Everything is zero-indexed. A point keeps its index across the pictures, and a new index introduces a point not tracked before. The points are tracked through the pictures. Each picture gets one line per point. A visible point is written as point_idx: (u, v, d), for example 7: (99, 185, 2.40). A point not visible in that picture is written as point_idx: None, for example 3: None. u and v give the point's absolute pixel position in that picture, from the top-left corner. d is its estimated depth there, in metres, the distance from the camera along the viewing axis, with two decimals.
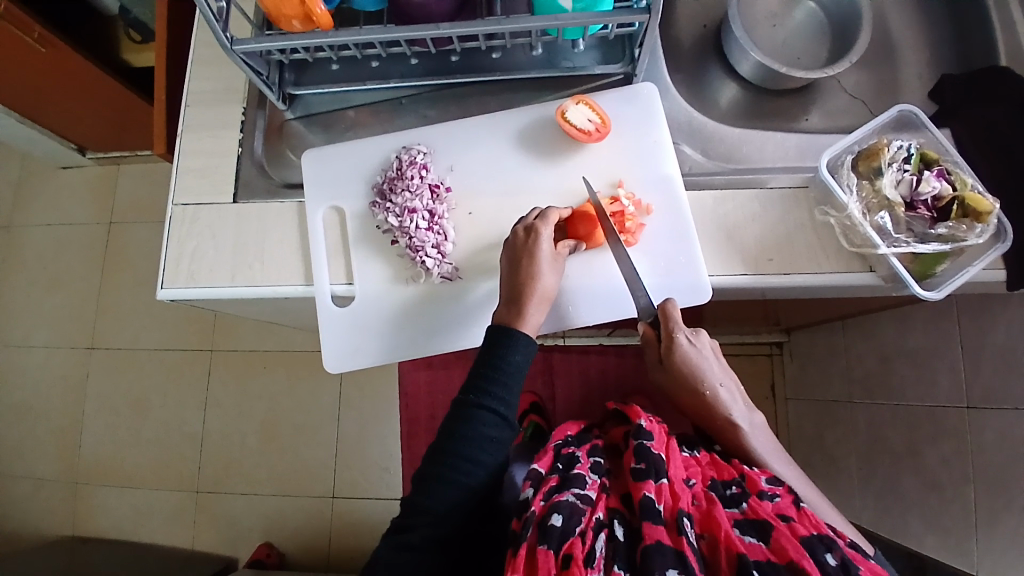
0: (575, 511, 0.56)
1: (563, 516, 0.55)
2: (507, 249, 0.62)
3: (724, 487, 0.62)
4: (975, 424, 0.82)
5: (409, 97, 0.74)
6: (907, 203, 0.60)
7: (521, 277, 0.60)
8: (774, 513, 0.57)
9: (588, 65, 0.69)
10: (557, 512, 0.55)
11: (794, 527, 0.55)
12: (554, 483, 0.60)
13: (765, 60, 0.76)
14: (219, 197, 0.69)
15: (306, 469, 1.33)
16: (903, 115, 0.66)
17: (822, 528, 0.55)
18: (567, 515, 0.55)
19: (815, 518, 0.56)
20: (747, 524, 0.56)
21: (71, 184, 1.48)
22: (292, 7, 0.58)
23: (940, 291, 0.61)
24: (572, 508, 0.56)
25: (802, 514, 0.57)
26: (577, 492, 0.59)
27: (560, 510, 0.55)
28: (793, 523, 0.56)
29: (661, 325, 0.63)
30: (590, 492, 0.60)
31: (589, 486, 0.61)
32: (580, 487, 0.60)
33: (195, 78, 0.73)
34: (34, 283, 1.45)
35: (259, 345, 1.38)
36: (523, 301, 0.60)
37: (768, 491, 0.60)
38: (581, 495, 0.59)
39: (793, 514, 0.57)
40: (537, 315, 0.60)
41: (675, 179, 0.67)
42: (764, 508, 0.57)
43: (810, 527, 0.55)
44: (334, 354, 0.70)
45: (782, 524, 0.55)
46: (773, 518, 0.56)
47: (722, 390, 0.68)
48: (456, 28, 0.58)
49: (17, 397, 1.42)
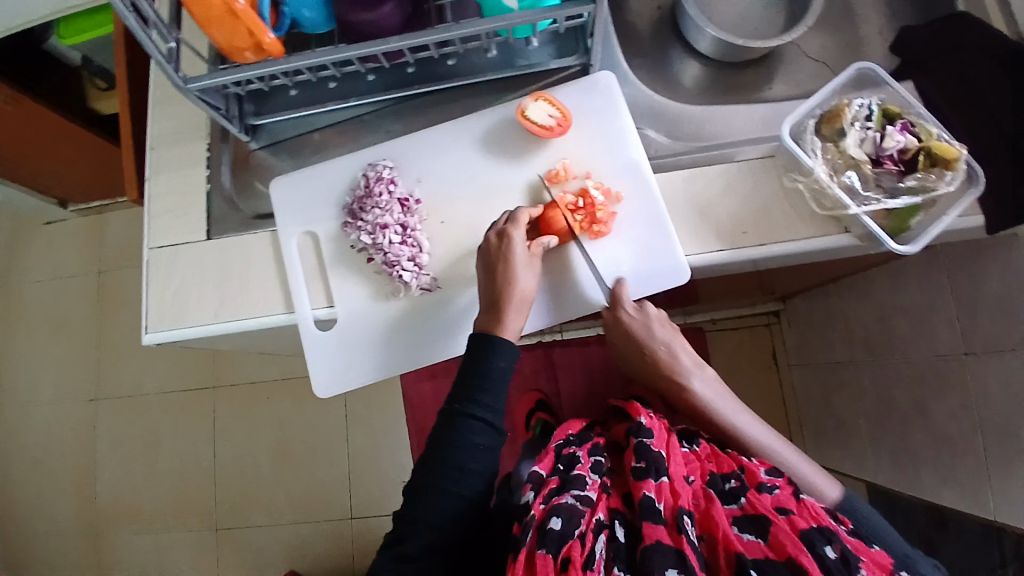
0: (575, 514, 0.56)
1: (562, 519, 0.55)
2: (481, 255, 0.62)
3: (723, 481, 0.62)
4: (976, 372, 0.82)
5: (370, 113, 0.73)
6: (874, 159, 0.60)
7: (498, 284, 0.60)
8: (773, 506, 0.58)
9: (544, 61, 0.70)
10: (557, 516, 0.56)
11: (794, 520, 0.56)
12: (554, 486, 0.61)
13: (721, 35, 0.76)
14: (192, 235, 0.70)
15: (321, 493, 1.33)
16: (862, 73, 0.66)
17: (822, 519, 0.56)
18: (566, 519, 0.55)
19: (815, 509, 0.57)
20: (746, 520, 0.57)
21: (54, 237, 1.48)
22: (242, 39, 0.58)
23: (916, 244, 0.61)
24: (571, 511, 0.56)
25: (802, 505, 0.57)
26: (577, 494, 0.59)
27: (559, 514, 0.56)
28: (792, 516, 0.56)
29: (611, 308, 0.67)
30: (591, 493, 0.60)
31: (590, 486, 0.61)
32: (580, 489, 0.60)
33: (157, 121, 0.73)
34: (32, 339, 1.46)
35: (261, 376, 1.38)
36: (503, 306, 0.60)
37: (768, 482, 0.60)
38: (581, 496, 0.59)
39: (792, 506, 0.57)
40: (516, 320, 0.60)
41: (642, 164, 0.67)
42: (763, 502, 0.58)
43: (809, 519, 0.56)
44: (325, 377, 0.70)
45: (780, 518, 0.56)
46: (771, 513, 0.56)
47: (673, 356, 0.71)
48: (406, 40, 0.58)
49: (29, 454, 1.43)
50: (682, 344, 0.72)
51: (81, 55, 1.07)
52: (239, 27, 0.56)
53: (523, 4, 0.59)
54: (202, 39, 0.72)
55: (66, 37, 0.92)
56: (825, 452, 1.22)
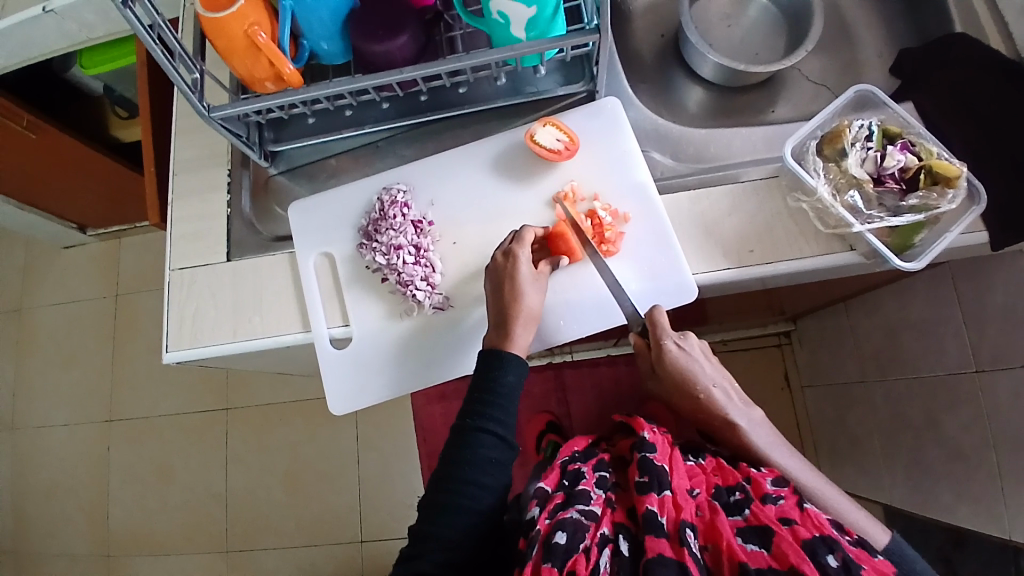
0: (580, 528, 0.57)
1: (567, 533, 0.56)
2: (489, 275, 0.64)
3: (728, 494, 0.62)
4: (988, 387, 0.82)
5: (385, 139, 0.76)
6: (876, 178, 0.61)
7: (506, 302, 0.62)
8: (777, 517, 0.58)
9: (552, 87, 0.72)
10: (561, 529, 0.56)
11: (796, 531, 0.56)
12: (559, 501, 0.62)
13: (723, 61, 0.78)
14: (213, 257, 0.72)
15: (333, 514, 1.33)
16: (861, 94, 0.68)
17: (824, 529, 0.56)
18: (571, 533, 0.56)
19: (818, 519, 0.57)
20: (750, 531, 0.57)
21: (74, 263, 1.52)
22: (263, 70, 0.61)
23: (920, 261, 0.62)
24: (575, 525, 0.57)
25: (806, 515, 0.58)
26: (581, 508, 0.60)
27: (564, 527, 0.56)
28: (795, 526, 0.56)
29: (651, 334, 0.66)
30: (595, 507, 0.60)
31: (595, 501, 0.61)
32: (585, 504, 0.60)
33: (180, 148, 0.76)
34: (51, 362, 1.49)
35: (273, 397, 1.39)
36: (511, 323, 0.61)
37: (773, 493, 0.60)
38: (586, 511, 0.59)
39: (796, 517, 0.57)
40: (525, 336, 0.62)
41: (648, 185, 0.69)
42: (766, 513, 0.58)
43: (812, 529, 0.56)
44: (339, 396, 0.72)
45: (783, 528, 0.56)
46: (774, 523, 0.57)
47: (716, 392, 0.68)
48: (419, 70, 0.61)
49: (44, 477, 1.44)
50: (725, 380, 0.70)
51: (104, 85, 1.12)
52: (260, 59, 0.60)
53: (530, 35, 0.61)
54: (224, 70, 0.76)
55: (87, 67, 0.96)
56: (840, 472, 1.20)
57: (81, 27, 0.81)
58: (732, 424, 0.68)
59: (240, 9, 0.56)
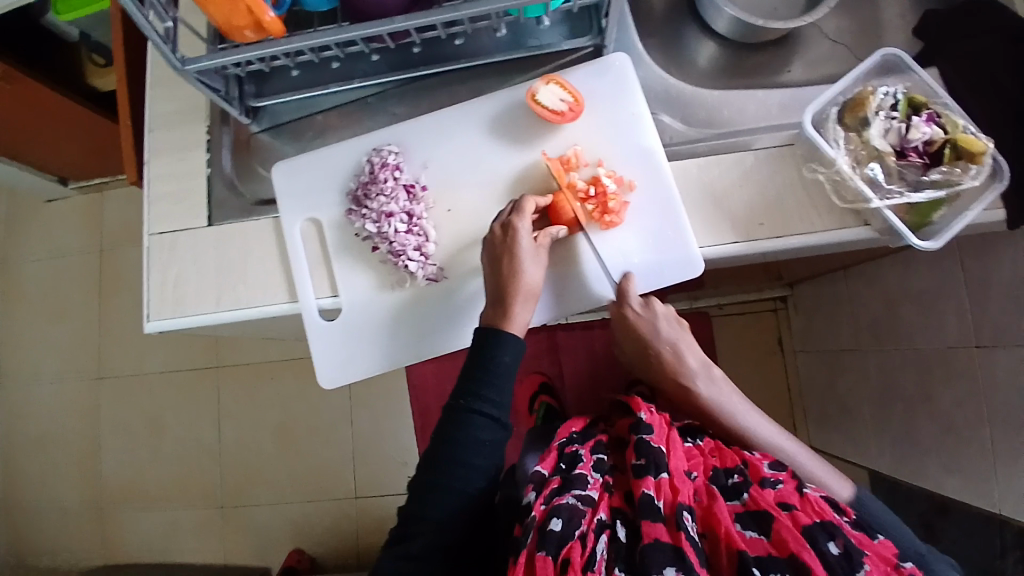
0: (575, 514, 0.56)
1: (562, 520, 0.55)
2: (485, 250, 0.61)
3: (726, 477, 0.62)
4: (987, 364, 0.81)
5: (375, 95, 0.71)
6: (898, 151, 0.57)
7: (504, 276, 0.59)
8: (776, 502, 0.58)
9: (555, 42, 0.67)
10: (557, 516, 0.55)
11: (796, 516, 0.55)
12: (555, 486, 0.61)
13: (740, 15, 0.73)
14: (193, 221, 0.68)
15: (325, 472, 1.34)
16: (886, 59, 0.63)
17: (825, 514, 0.55)
18: (566, 519, 0.55)
19: (818, 504, 0.56)
20: (748, 516, 0.57)
21: (56, 216, 1.46)
22: (241, 17, 0.56)
23: (939, 240, 0.59)
24: (572, 511, 0.56)
25: (805, 500, 0.57)
26: (578, 493, 0.59)
27: (559, 514, 0.56)
28: (795, 512, 0.56)
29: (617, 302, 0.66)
30: (591, 492, 0.60)
31: (591, 486, 0.61)
32: (581, 489, 0.60)
33: (155, 101, 0.71)
34: (35, 317, 1.45)
35: (264, 356, 1.38)
36: (511, 298, 0.59)
37: (771, 477, 0.61)
38: (582, 496, 0.59)
39: (795, 502, 0.57)
40: (524, 313, 0.59)
41: (656, 151, 0.65)
42: (765, 498, 0.58)
43: (812, 514, 0.56)
44: (329, 367, 0.69)
45: (782, 514, 0.56)
46: (774, 508, 0.56)
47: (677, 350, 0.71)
48: (412, 21, 0.55)
49: (35, 431, 1.44)
50: (688, 343, 0.72)
51: (79, 30, 1.04)
52: (238, 6, 0.54)
53: None
54: (201, 17, 0.70)
55: (61, 12, 0.90)
56: (828, 438, 1.21)
57: None
58: (687, 384, 0.72)
59: None
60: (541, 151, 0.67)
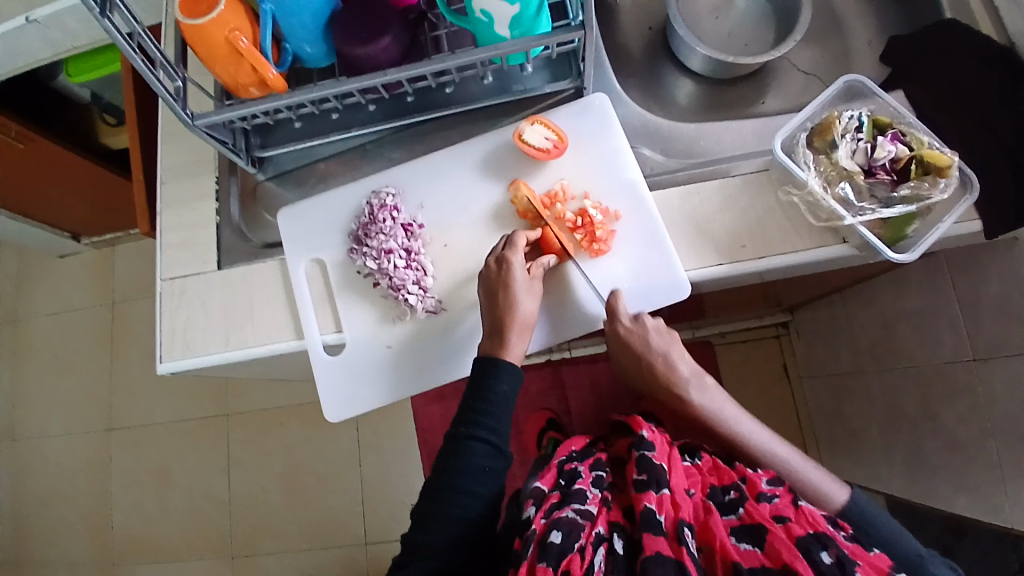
0: (574, 528, 0.58)
1: (562, 532, 0.57)
2: (482, 283, 0.64)
3: (723, 493, 0.64)
4: (984, 376, 0.82)
5: (372, 142, 0.75)
6: (866, 170, 0.61)
7: (500, 309, 0.62)
8: (771, 515, 0.59)
9: (539, 85, 0.71)
10: (557, 530, 0.58)
11: (790, 528, 0.57)
12: (555, 500, 0.64)
13: (712, 53, 0.77)
14: (203, 266, 0.72)
15: (334, 518, 1.33)
16: (851, 85, 0.67)
17: (818, 526, 0.57)
18: (566, 533, 0.58)
19: (812, 517, 0.58)
20: (743, 530, 0.59)
21: (68, 272, 1.51)
22: (246, 75, 0.60)
23: (913, 252, 0.62)
24: (571, 524, 0.58)
25: (800, 513, 0.59)
26: (578, 507, 0.62)
27: (559, 527, 0.58)
28: (789, 524, 0.58)
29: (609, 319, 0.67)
30: (591, 507, 0.63)
31: (590, 500, 0.64)
32: (581, 503, 0.62)
33: (166, 157, 0.76)
34: (48, 373, 1.48)
35: (271, 402, 1.39)
36: (510, 329, 0.61)
37: (768, 492, 0.62)
38: (582, 510, 0.61)
39: (790, 515, 0.59)
40: (520, 343, 0.62)
41: (638, 182, 0.68)
42: (761, 511, 0.59)
43: (806, 527, 0.57)
44: (334, 402, 0.71)
45: (777, 526, 0.58)
46: (768, 521, 0.58)
47: (672, 363, 0.69)
48: (404, 72, 0.60)
49: (46, 487, 1.44)
50: (680, 352, 0.70)
51: (91, 92, 1.11)
52: (243, 65, 0.59)
53: (515, 33, 0.60)
54: (209, 78, 0.75)
55: (73, 75, 0.96)
56: (840, 462, 1.20)
57: (64, 35, 0.80)
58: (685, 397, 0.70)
59: (219, 15, 0.56)
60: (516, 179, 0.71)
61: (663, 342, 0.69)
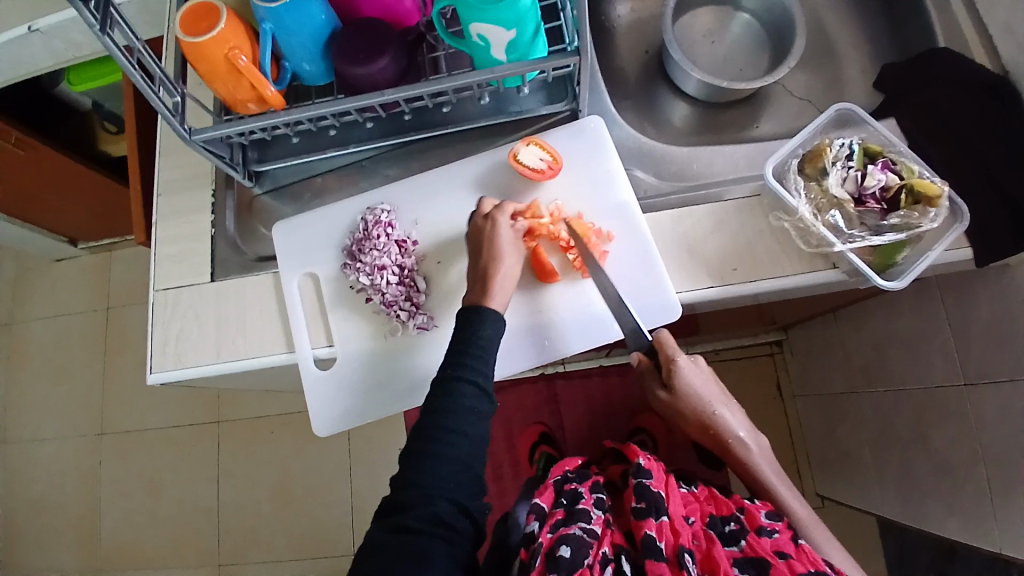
0: (583, 544, 0.60)
1: (570, 547, 0.59)
2: (469, 239, 0.65)
3: (722, 523, 0.65)
4: (975, 401, 0.82)
5: (369, 158, 0.76)
6: (857, 199, 0.61)
7: (485, 261, 0.63)
8: (772, 550, 0.61)
9: (535, 107, 0.72)
10: (565, 543, 0.59)
11: (792, 565, 0.59)
12: (560, 517, 0.64)
13: (707, 78, 0.78)
14: (197, 278, 0.72)
15: (324, 529, 1.32)
16: (842, 113, 0.68)
17: (818, 564, 0.59)
18: (575, 548, 0.59)
19: (812, 555, 0.60)
20: (746, 562, 0.60)
21: (64, 276, 1.51)
22: (244, 92, 0.61)
23: (902, 279, 0.62)
24: (579, 541, 0.60)
25: (800, 550, 0.60)
26: (583, 526, 0.62)
27: (568, 543, 0.59)
28: (791, 560, 0.59)
29: (660, 353, 0.68)
30: (596, 526, 0.63)
31: (595, 520, 0.64)
32: (586, 522, 0.63)
33: (163, 169, 0.76)
34: (41, 376, 1.48)
35: (264, 411, 1.39)
36: (493, 276, 0.62)
37: (767, 526, 0.63)
38: (588, 529, 0.62)
39: (791, 551, 0.60)
40: (503, 292, 0.62)
41: (630, 204, 0.69)
42: (762, 545, 0.61)
43: (807, 564, 0.59)
44: (324, 417, 0.71)
45: (778, 561, 0.59)
46: (770, 556, 0.59)
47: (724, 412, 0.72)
48: (402, 93, 0.61)
49: (34, 492, 1.43)
50: (732, 407, 0.73)
51: (92, 100, 1.12)
52: (242, 82, 0.60)
53: (511, 57, 0.61)
54: (208, 93, 0.76)
55: (74, 85, 0.98)
56: (832, 482, 1.20)
57: (65, 45, 0.81)
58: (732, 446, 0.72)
59: (220, 33, 0.56)
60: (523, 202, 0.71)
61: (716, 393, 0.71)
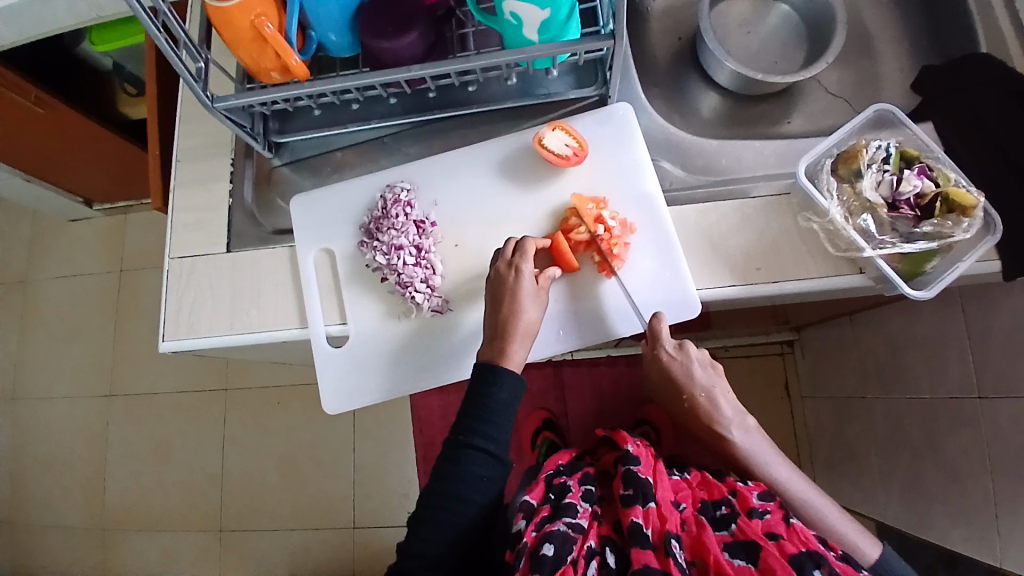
0: (568, 540, 0.59)
1: (554, 545, 0.58)
2: (489, 284, 0.63)
3: (714, 508, 0.65)
4: (990, 415, 0.81)
5: (390, 135, 0.75)
6: (890, 203, 0.60)
7: (502, 315, 0.61)
8: (764, 532, 0.60)
9: (563, 90, 0.70)
10: (549, 541, 0.59)
11: (783, 545, 0.58)
12: (546, 514, 0.64)
13: (740, 69, 0.76)
14: (213, 247, 0.71)
15: (326, 501, 1.34)
16: (880, 114, 0.66)
17: (810, 544, 0.58)
18: (559, 544, 0.58)
19: (804, 534, 0.59)
20: (736, 545, 0.60)
21: (80, 237, 1.52)
22: (269, 61, 0.60)
23: (931, 290, 0.60)
24: (563, 537, 0.59)
25: (791, 530, 0.60)
26: (568, 521, 0.62)
27: (552, 539, 0.59)
28: (782, 541, 0.59)
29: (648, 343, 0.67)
30: (582, 520, 0.63)
31: (581, 514, 0.64)
32: (572, 516, 0.63)
33: (182, 135, 0.75)
34: (53, 335, 1.49)
35: (271, 382, 1.39)
36: (510, 338, 0.61)
37: (759, 508, 0.63)
38: (573, 523, 0.62)
39: (781, 531, 0.60)
40: (520, 351, 0.61)
41: (655, 196, 0.68)
42: (752, 528, 0.60)
43: (798, 544, 0.58)
44: (334, 394, 0.71)
45: (770, 542, 0.59)
46: (761, 537, 0.59)
47: (708, 397, 0.67)
48: (427, 70, 0.59)
49: (44, 448, 1.46)
50: (721, 387, 0.68)
51: (113, 61, 1.11)
52: (267, 50, 0.58)
53: (543, 38, 0.59)
54: (231, 59, 0.75)
55: (96, 44, 0.96)
56: (836, 485, 1.20)
57: (88, 4, 0.80)
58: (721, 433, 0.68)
59: None
60: (546, 187, 0.70)
61: (700, 376, 0.67)
